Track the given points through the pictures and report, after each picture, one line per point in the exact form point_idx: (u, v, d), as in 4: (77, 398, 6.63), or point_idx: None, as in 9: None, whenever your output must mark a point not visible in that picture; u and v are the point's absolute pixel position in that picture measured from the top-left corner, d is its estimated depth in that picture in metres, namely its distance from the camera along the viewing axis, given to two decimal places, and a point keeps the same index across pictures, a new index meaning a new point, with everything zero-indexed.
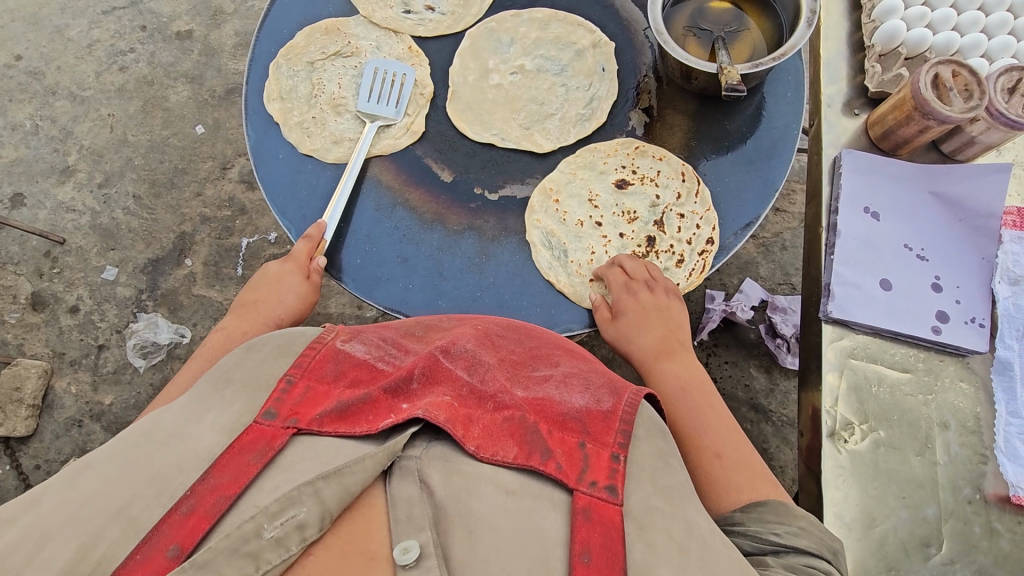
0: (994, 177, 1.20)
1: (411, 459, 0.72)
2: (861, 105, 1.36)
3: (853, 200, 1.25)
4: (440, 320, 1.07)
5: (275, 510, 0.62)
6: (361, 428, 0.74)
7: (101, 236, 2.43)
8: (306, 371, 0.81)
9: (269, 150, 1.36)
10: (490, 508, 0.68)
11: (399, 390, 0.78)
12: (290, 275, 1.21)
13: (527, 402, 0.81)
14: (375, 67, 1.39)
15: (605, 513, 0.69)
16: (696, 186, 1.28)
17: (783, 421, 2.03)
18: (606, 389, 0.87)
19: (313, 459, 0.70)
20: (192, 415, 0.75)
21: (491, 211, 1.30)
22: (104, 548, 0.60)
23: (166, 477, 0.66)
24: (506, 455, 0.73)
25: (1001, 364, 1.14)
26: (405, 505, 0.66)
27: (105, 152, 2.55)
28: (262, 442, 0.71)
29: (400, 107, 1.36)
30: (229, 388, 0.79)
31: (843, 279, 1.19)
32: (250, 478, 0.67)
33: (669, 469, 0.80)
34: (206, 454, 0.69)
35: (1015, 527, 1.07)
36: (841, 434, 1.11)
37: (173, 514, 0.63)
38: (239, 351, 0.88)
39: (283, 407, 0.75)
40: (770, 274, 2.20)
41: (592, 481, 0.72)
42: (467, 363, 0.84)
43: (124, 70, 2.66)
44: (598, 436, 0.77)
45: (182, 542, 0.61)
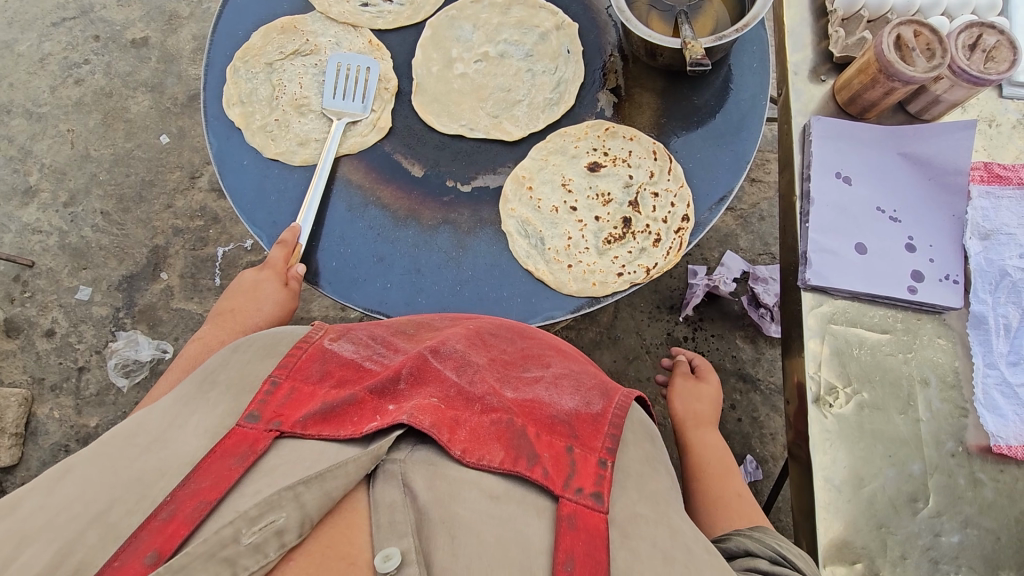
0: (961, 134, 1.22)
1: (395, 462, 0.70)
2: (827, 71, 1.36)
3: (824, 166, 1.26)
4: (432, 318, 1.07)
5: (254, 515, 0.60)
6: (346, 431, 0.73)
7: (72, 256, 2.37)
8: (291, 372, 0.81)
9: (233, 156, 1.32)
10: (474, 513, 0.67)
11: (386, 390, 0.79)
12: (266, 283, 1.19)
13: (516, 403, 0.83)
14: (338, 62, 1.37)
15: (590, 521, 0.69)
16: (667, 163, 1.28)
17: (771, 389, 2.06)
18: (597, 391, 0.91)
19: (295, 462, 0.69)
20: (175, 418, 0.73)
21: (465, 203, 1.29)
22: (82, 554, 0.58)
23: (149, 481, 0.65)
24: (492, 461, 0.73)
25: (976, 318, 1.16)
26: (387, 511, 0.64)
27: (68, 169, 2.47)
28: (245, 445, 0.70)
29: (366, 103, 1.34)
30: (214, 390, 0.78)
31: (819, 246, 1.20)
32: (230, 482, 0.65)
33: (655, 475, 0.83)
34: (189, 458, 0.68)
35: (997, 476, 1.09)
36: (826, 399, 1.13)
37: (152, 521, 0.61)
38: (224, 351, 0.86)
39: (266, 410, 0.74)
40: (750, 246, 2.22)
41: (578, 487, 0.73)
42: (456, 363, 0.86)
43: (80, 83, 2.58)
44: (586, 440, 0.79)
45: (160, 548, 0.59)
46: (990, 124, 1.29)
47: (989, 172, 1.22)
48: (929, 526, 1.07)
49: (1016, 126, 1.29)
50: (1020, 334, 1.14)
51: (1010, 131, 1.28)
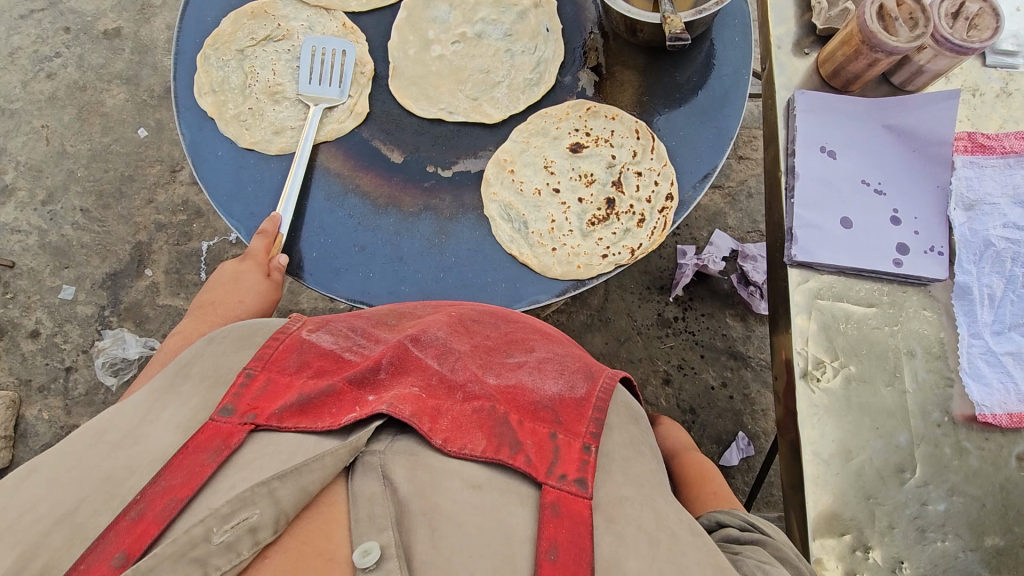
0: (944, 104, 1.20)
1: (375, 454, 0.70)
2: (810, 43, 1.34)
3: (808, 140, 1.25)
4: (413, 306, 1.06)
5: (225, 513, 0.59)
6: (324, 422, 0.73)
7: (53, 255, 2.33)
8: (268, 364, 0.79)
9: (206, 147, 1.29)
10: (455, 503, 0.67)
11: (366, 380, 0.79)
12: (247, 274, 1.17)
13: (498, 391, 0.83)
14: (313, 45, 1.35)
15: (574, 507, 0.69)
16: (650, 142, 1.26)
17: (761, 365, 2.06)
18: (581, 374, 0.90)
19: (271, 455, 0.68)
20: (146, 412, 0.72)
21: (446, 188, 1.27)
22: (47, 557, 0.57)
23: (118, 479, 0.64)
24: (474, 449, 0.73)
25: (961, 289, 1.16)
26: (366, 504, 0.65)
27: (45, 166, 2.42)
28: (218, 440, 0.69)
29: (344, 87, 1.32)
30: (187, 383, 0.76)
31: (804, 222, 1.20)
32: (203, 479, 0.65)
33: (640, 458, 0.83)
34: (160, 454, 0.67)
35: (983, 444, 1.10)
36: (814, 374, 1.13)
37: (121, 521, 0.61)
38: (199, 343, 0.85)
39: (240, 403, 0.73)
40: (739, 224, 2.22)
41: (562, 474, 0.72)
42: (437, 351, 0.85)
43: (52, 77, 2.51)
44: (569, 426, 0.79)
45: (129, 549, 0.58)
46: (974, 94, 1.28)
47: (972, 143, 1.22)
48: (917, 495, 1.08)
49: (1000, 95, 1.28)
50: (1004, 303, 1.14)
51: (994, 100, 1.28)
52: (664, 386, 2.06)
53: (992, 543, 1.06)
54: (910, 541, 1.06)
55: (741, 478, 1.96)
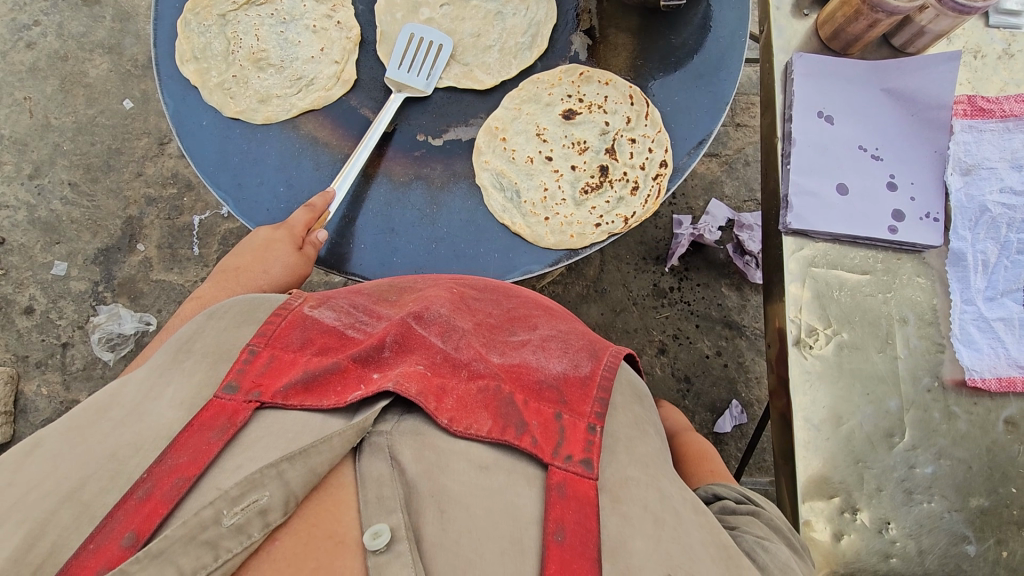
0: (944, 67, 1.18)
1: (382, 435, 0.70)
2: (809, 4, 1.30)
3: (806, 105, 1.23)
4: (410, 281, 1.05)
5: (235, 495, 0.60)
6: (329, 400, 0.73)
7: (43, 230, 2.30)
8: (271, 340, 0.79)
9: (190, 116, 1.26)
10: (461, 485, 0.68)
11: (370, 358, 0.78)
12: (279, 244, 1.10)
13: (503, 369, 0.82)
14: (411, 32, 1.30)
15: (580, 488, 0.69)
16: (645, 108, 1.24)
17: (755, 334, 2.07)
18: (585, 352, 0.90)
19: (276, 434, 0.69)
20: (150, 389, 0.72)
21: (437, 157, 1.25)
22: (55, 536, 0.58)
23: (123, 457, 0.64)
24: (480, 430, 0.73)
25: (955, 256, 1.16)
26: (374, 486, 0.65)
27: (29, 139, 2.37)
28: (223, 418, 0.69)
29: (431, 80, 1.27)
30: (189, 359, 0.75)
31: (800, 189, 1.19)
32: (210, 457, 0.65)
33: (645, 438, 0.83)
34: (165, 430, 0.67)
35: (971, 408, 1.12)
36: (806, 341, 1.14)
37: (129, 500, 0.61)
38: (198, 318, 0.83)
39: (245, 379, 0.73)
40: (735, 193, 2.20)
41: (568, 455, 0.72)
42: (441, 329, 0.84)
43: (32, 47, 2.44)
44: (575, 406, 0.79)
45: (138, 529, 0.58)
46: (976, 56, 1.25)
47: (972, 107, 1.20)
48: (905, 458, 1.09)
49: (1002, 56, 1.25)
50: (997, 269, 1.14)
51: (995, 62, 1.25)
52: (660, 355, 2.07)
53: (977, 503, 1.09)
54: (897, 503, 1.08)
55: (734, 444, 1.99)
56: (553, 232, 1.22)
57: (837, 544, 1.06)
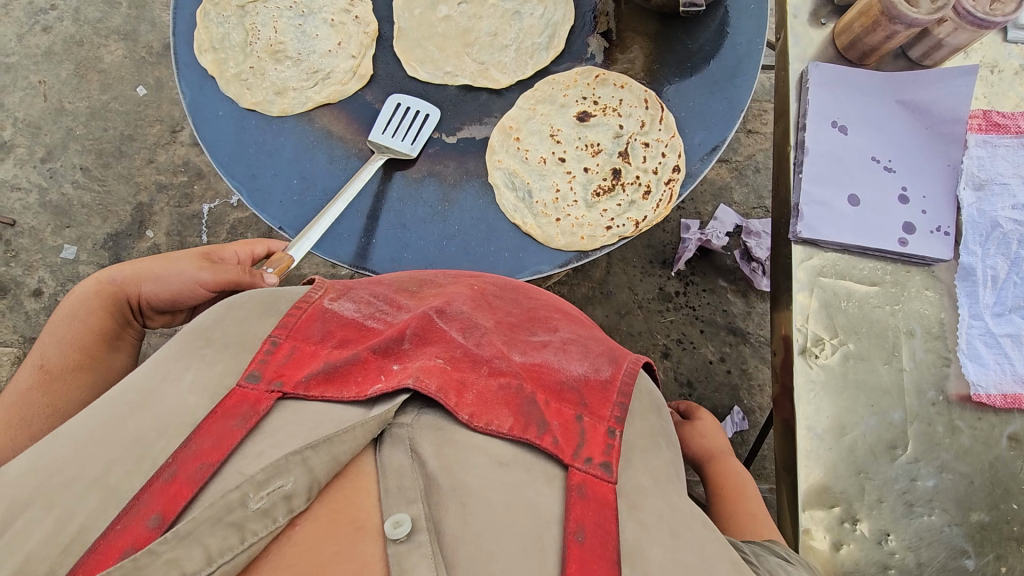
0: (960, 81, 1.18)
1: (403, 427, 0.72)
2: (827, 14, 1.30)
3: (820, 114, 1.23)
4: (428, 274, 1.04)
5: (261, 480, 0.61)
6: (350, 392, 0.74)
7: (53, 214, 2.32)
8: (292, 332, 0.80)
9: (205, 106, 1.26)
10: (482, 480, 0.68)
11: (390, 350, 0.79)
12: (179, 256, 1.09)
13: (524, 368, 0.83)
14: (398, 101, 1.27)
15: (599, 489, 0.70)
16: (659, 112, 1.24)
17: (761, 341, 2.07)
18: (605, 357, 0.91)
19: (299, 423, 0.70)
20: (168, 374, 0.73)
21: (450, 154, 1.26)
22: (83, 518, 0.59)
23: (146, 442, 0.65)
24: (501, 426, 0.73)
25: (965, 270, 1.16)
26: (395, 476, 0.66)
27: (43, 123, 2.38)
28: (246, 405, 0.70)
29: (416, 144, 1.22)
30: (210, 346, 0.76)
31: (811, 198, 1.19)
32: (233, 443, 0.66)
33: (661, 448, 0.83)
34: (188, 415, 0.68)
35: (975, 423, 1.12)
36: (812, 350, 1.14)
37: (154, 482, 0.62)
38: (217, 308, 0.84)
39: (267, 369, 0.74)
40: (744, 199, 2.20)
41: (587, 457, 0.73)
42: (461, 325, 0.85)
43: (49, 31, 2.45)
44: (594, 409, 0.80)
45: (163, 511, 0.59)
46: (992, 70, 1.25)
47: (987, 121, 1.20)
48: (907, 471, 1.09)
49: (1019, 72, 1.25)
50: (1006, 285, 1.14)
51: (1011, 78, 1.25)
52: (663, 359, 2.07)
53: (978, 518, 1.09)
54: (898, 515, 1.08)
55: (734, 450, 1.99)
56: (566, 233, 1.23)
57: (836, 554, 1.06)
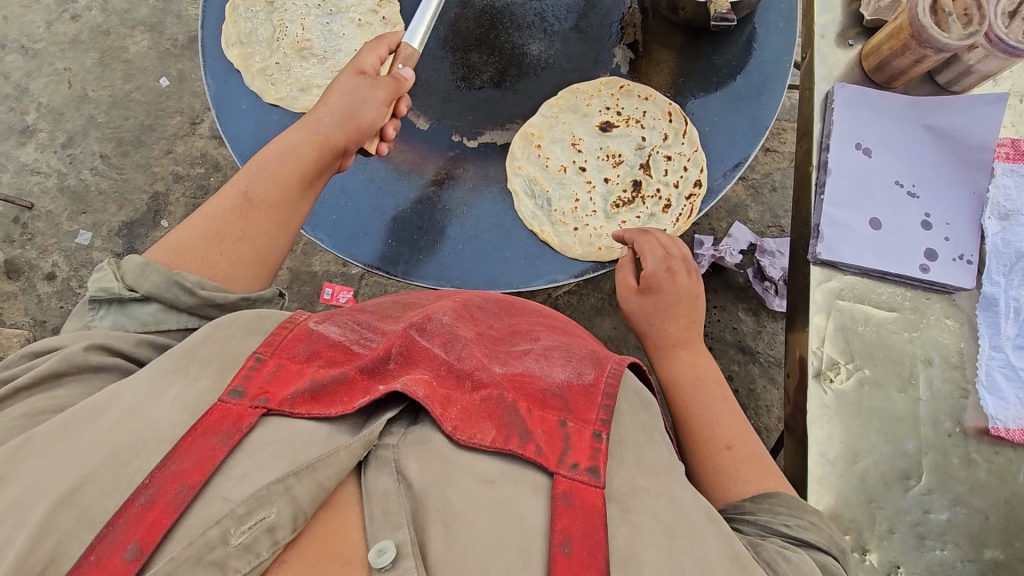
0: (990, 108, 1.17)
1: (388, 448, 0.71)
2: (855, 35, 1.28)
3: (844, 136, 1.21)
4: (412, 296, 1.04)
5: (241, 513, 0.60)
6: (336, 409, 0.72)
7: (71, 199, 2.34)
8: (277, 350, 0.77)
9: (230, 100, 1.26)
10: (467, 499, 0.66)
11: (376, 369, 0.77)
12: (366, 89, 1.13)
13: (506, 379, 0.80)
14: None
15: (587, 497, 0.67)
16: (683, 126, 1.24)
17: (770, 361, 2.05)
18: (589, 360, 0.86)
19: (284, 443, 0.68)
20: (147, 390, 0.70)
21: (470, 159, 1.27)
22: (56, 541, 0.56)
23: (124, 458, 0.63)
24: (483, 439, 0.72)
25: (987, 300, 1.14)
26: (380, 500, 0.66)
27: (65, 109, 2.41)
28: (228, 422, 0.68)
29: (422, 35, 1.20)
30: (194, 365, 0.73)
31: (832, 220, 1.17)
32: (214, 464, 0.64)
33: (654, 445, 0.78)
34: (166, 434, 0.65)
35: (992, 457, 1.09)
36: (827, 374, 1.12)
37: (130, 507, 0.60)
38: (206, 328, 0.80)
39: (251, 386, 0.72)
40: (759, 217, 2.18)
41: (573, 463, 0.70)
42: (444, 339, 0.84)
43: (76, 19, 2.48)
44: (580, 414, 0.76)
45: (142, 540, 0.57)
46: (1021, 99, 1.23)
47: (1015, 150, 1.18)
48: (920, 503, 1.07)
49: None
50: None
51: None
52: None
53: (991, 555, 1.06)
54: (908, 547, 1.06)
55: None
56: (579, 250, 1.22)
57: None
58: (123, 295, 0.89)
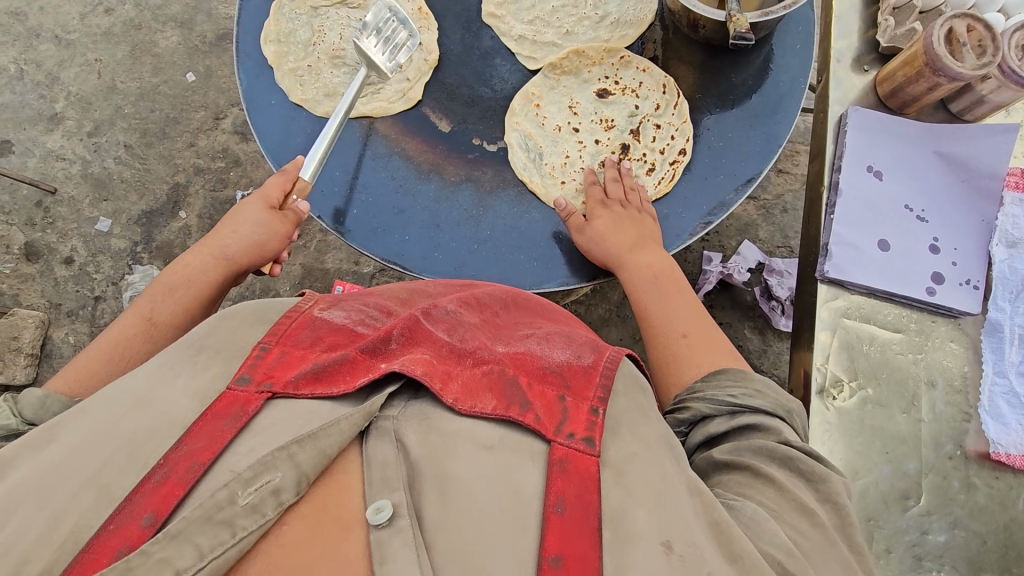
0: (1000, 138, 1.18)
1: (387, 420, 0.72)
2: (870, 61, 1.32)
3: (855, 158, 1.23)
4: (422, 284, 1.09)
5: (248, 477, 0.60)
6: (338, 388, 0.74)
7: (93, 186, 2.40)
8: (281, 339, 0.80)
9: (261, 96, 1.32)
10: (466, 464, 0.68)
11: (378, 349, 0.79)
12: (252, 206, 1.16)
13: (507, 357, 0.84)
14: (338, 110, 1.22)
15: (582, 464, 0.69)
16: (675, 97, 1.29)
17: (774, 381, 2.06)
18: (589, 347, 0.88)
19: (289, 420, 0.69)
20: (159, 379, 0.73)
21: (489, 162, 1.30)
22: (76, 517, 0.59)
23: (140, 443, 0.65)
24: (484, 408, 0.74)
25: (992, 326, 1.15)
26: (379, 467, 0.66)
27: (93, 99, 2.48)
28: (236, 407, 0.70)
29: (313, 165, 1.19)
30: (203, 354, 0.76)
31: (841, 240, 1.19)
32: (223, 444, 0.65)
33: (648, 421, 0.79)
34: (181, 418, 0.68)
35: (992, 482, 1.10)
36: (830, 391, 1.13)
37: (147, 483, 0.62)
38: (212, 320, 0.84)
39: (256, 372, 0.74)
40: (769, 237, 2.20)
41: (570, 433, 0.72)
42: (447, 325, 0.87)
43: (110, 13, 2.55)
44: (578, 390, 0.78)
45: (156, 509, 0.59)
46: None
47: None
48: (918, 523, 1.08)
49: None
50: None
51: None
52: None
53: None
54: (905, 567, 1.08)
55: None
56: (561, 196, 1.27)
57: None
58: (21, 431, 0.78)
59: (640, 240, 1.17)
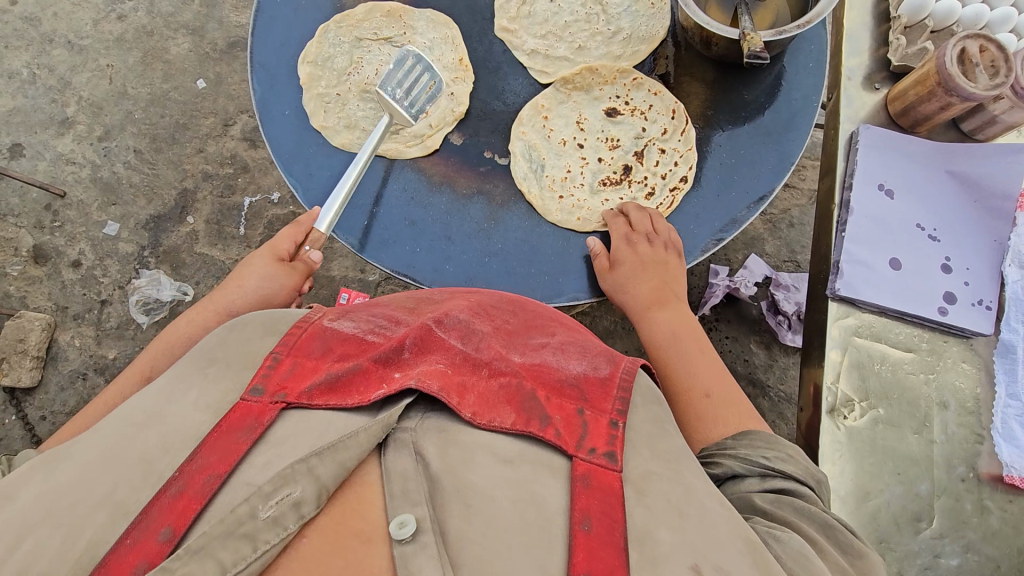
0: (1012, 157, 1.17)
1: (406, 432, 0.72)
2: (882, 79, 1.32)
3: (867, 176, 1.23)
4: (423, 292, 1.08)
5: (269, 491, 0.60)
6: (353, 399, 0.74)
7: (102, 190, 2.41)
8: (293, 350, 0.79)
9: (276, 105, 1.33)
10: (487, 479, 0.68)
11: (390, 359, 0.79)
12: (261, 259, 1.21)
13: (524, 367, 0.82)
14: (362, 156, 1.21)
15: (604, 479, 0.69)
16: (683, 124, 1.29)
17: (780, 397, 2.05)
18: (603, 357, 0.87)
19: (304, 432, 0.69)
20: (169, 394, 0.73)
21: (500, 175, 1.30)
22: (92, 533, 0.59)
23: (153, 458, 0.65)
24: (503, 422, 0.74)
25: (1005, 347, 1.14)
26: (399, 480, 0.66)
27: (104, 104, 2.49)
28: (250, 418, 0.70)
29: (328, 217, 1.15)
30: (213, 367, 0.77)
31: (853, 257, 1.18)
32: (239, 456, 0.65)
33: (667, 435, 0.79)
34: (195, 432, 0.69)
35: (1005, 506, 1.09)
36: (841, 410, 1.12)
37: (163, 498, 0.61)
38: (219, 332, 0.84)
39: (271, 383, 0.74)
40: (776, 251, 2.19)
41: (591, 447, 0.72)
42: (460, 333, 0.85)
43: (122, 19, 2.57)
44: (597, 403, 0.77)
45: (174, 524, 0.59)
46: None
47: None
48: (930, 546, 1.07)
49: None
50: None
51: None
52: None
53: None
54: None
55: None
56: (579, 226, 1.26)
57: None
58: None
59: (662, 295, 1.17)
